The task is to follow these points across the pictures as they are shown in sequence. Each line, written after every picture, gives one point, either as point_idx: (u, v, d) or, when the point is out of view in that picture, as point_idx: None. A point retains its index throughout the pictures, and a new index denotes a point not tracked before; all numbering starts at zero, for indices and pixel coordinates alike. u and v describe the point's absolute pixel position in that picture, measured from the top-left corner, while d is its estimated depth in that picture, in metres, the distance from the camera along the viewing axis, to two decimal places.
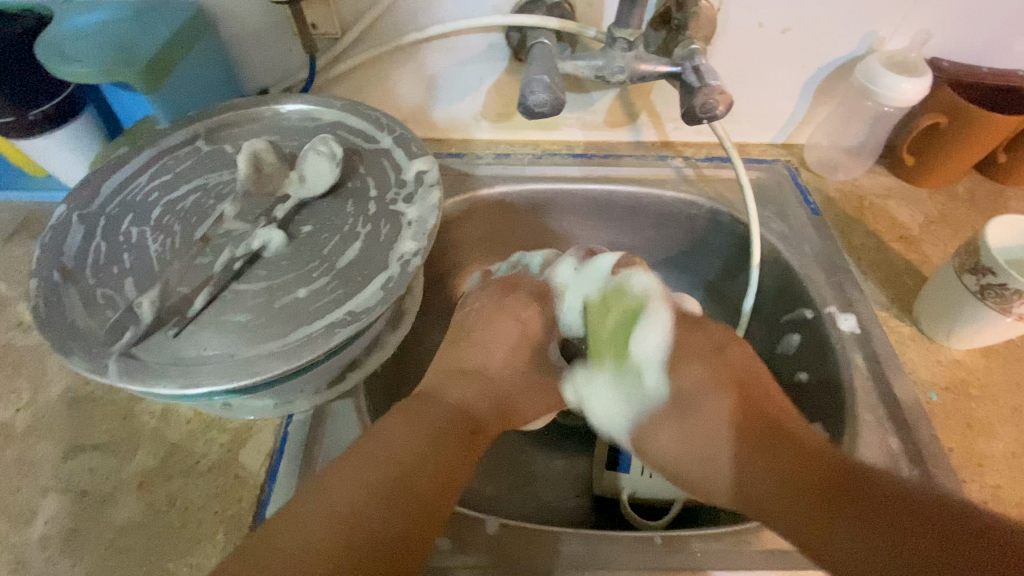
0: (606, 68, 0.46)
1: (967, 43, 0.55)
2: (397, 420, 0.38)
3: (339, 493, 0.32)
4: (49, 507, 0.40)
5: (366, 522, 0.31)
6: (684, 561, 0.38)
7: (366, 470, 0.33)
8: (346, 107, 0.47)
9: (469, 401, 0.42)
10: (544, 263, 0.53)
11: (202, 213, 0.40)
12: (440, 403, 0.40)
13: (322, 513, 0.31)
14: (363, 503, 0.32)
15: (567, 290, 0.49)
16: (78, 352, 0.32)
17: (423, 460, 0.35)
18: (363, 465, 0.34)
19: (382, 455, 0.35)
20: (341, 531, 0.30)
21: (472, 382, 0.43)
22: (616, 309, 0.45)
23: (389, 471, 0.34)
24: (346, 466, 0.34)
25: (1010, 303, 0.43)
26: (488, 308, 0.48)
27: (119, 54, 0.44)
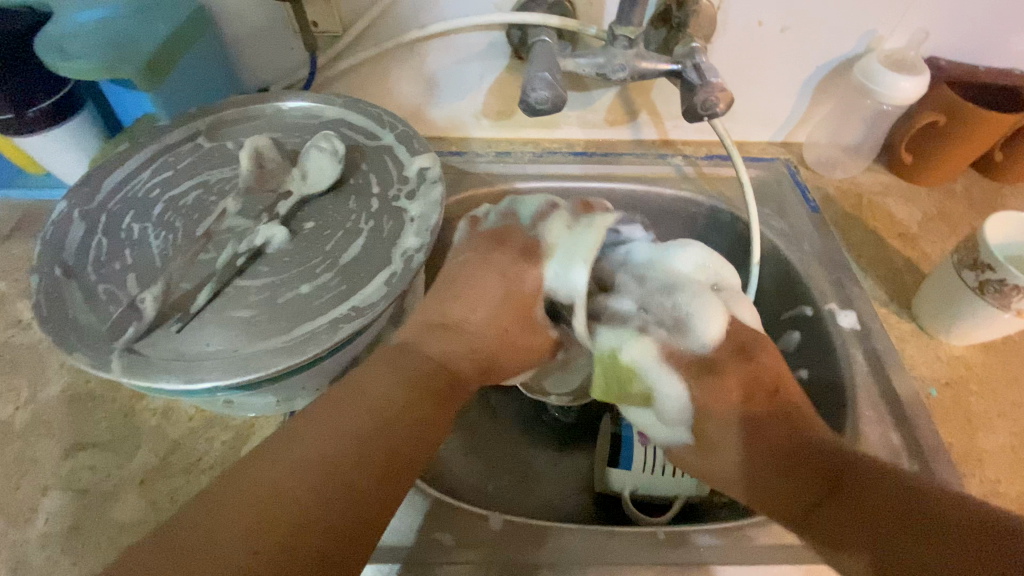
0: (607, 66, 0.46)
1: (964, 42, 0.55)
2: (376, 369, 0.36)
3: (309, 439, 0.31)
4: (49, 506, 0.40)
5: (335, 474, 0.30)
6: (687, 555, 0.38)
7: (339, 417, 0.32)
8: (348, 104, 0.47)
9: (450, 356, 0.39)
10: (537, 212, 0.45)
11: (204, 210, 0.40)
12: (417, 351, 0.39)
13: (288, 459, 0.30)
14: (334, 450, 0.31)
15: (560, 247, 0.43)
16: (80, 348, 0.32)
17: (397, 410, 0.34)
18: (334, 412, 0.33)
19: (357, 402, 0.34)
20: (314, 477, 0.29)
21: (454, 337, 0.40)
22: (629, 398, 0.42)
23: (362, 418, 0.33)
24: (316, 416, 0.32)
25: (1008, 298, 0.43)
26: (472, 263, 0.43)
27: (119, 50, 0.44)
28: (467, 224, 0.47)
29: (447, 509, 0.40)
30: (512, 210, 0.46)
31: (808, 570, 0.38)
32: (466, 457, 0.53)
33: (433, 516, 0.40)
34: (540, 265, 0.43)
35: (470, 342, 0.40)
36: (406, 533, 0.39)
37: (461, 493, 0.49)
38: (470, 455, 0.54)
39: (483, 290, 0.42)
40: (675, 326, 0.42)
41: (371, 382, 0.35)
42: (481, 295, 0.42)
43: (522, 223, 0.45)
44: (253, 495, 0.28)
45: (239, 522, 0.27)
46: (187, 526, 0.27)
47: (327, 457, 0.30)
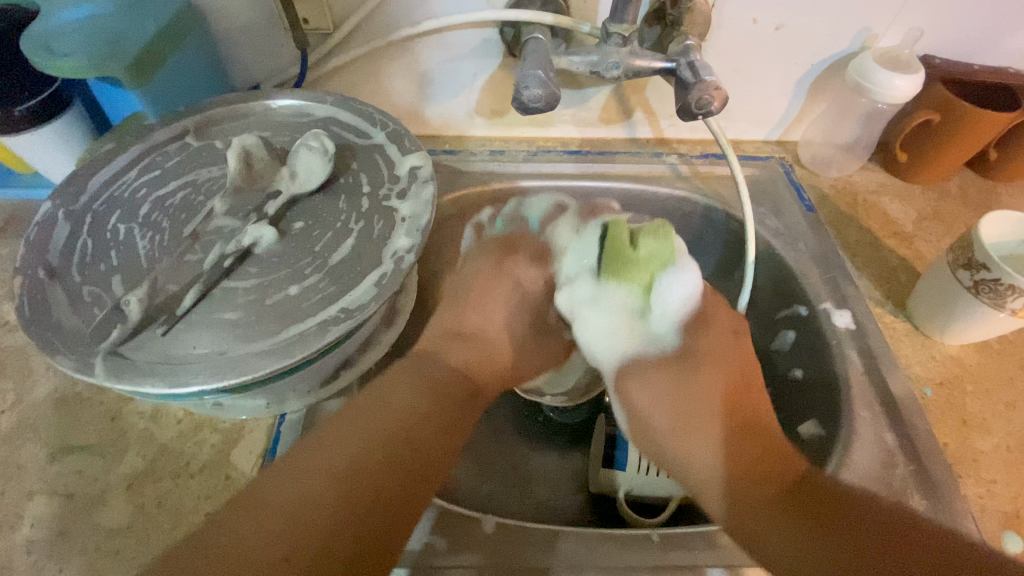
0: (601, 64, 0.45)
1: (958, 40, 0.55)
2: (397, 376, 0.38)
3: (340, 446, 0.32)
4: (35, 511, 0.39)
5: (366, 480, 0.31)
6: (682, 558, 0.38)
7: (366, 424, 0.33)
8: (338, 102, 0.46)
9: (467, 364, 0.41)
10: (543, 216, 0.50)
11: (191, 210, 0.40)
12: (437, 361, 0.40)
13: (320, 464, 0.31)
14: (363, 452, 0.32)
15: (568, 253, 0.47)
16: (64, 351, 0.31)
17: (422, 420, 0.35)
18: (362, 419, 0.34)
19: (384, 410, 0.35)
20: (345, 478, 0.30)
21: (471, 348, 0.43)
22: (635, 269, 0.42)
23: (389, 428, 0.34)
24: (346, 419, 0.34)
25: (1003, 298, 0.43)
26: (487, 269, 0.47)
27: (106, 47, 0.44)
28: (474, 231, 0.53)
29: (439, 513, 0.40)
30: (519, 211, 0.51)
31: None
32: (461, 460, 0.52)
33: (426, 519, 0.40)
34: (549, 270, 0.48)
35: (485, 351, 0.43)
36: None
37: (457, 497, 0.48)
38: (465, 458, 0.53)
39: (498, 296, 0.46)
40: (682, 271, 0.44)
41: (395, 391, 0.36)
42: (502, 296, 0.46)
43: (528, 227, 0.50)
44: (287, 499, 0.29)
45: (273, 526, 0.27)
46: (225, 526, 0.27)
47: (359, 464, 0.31)
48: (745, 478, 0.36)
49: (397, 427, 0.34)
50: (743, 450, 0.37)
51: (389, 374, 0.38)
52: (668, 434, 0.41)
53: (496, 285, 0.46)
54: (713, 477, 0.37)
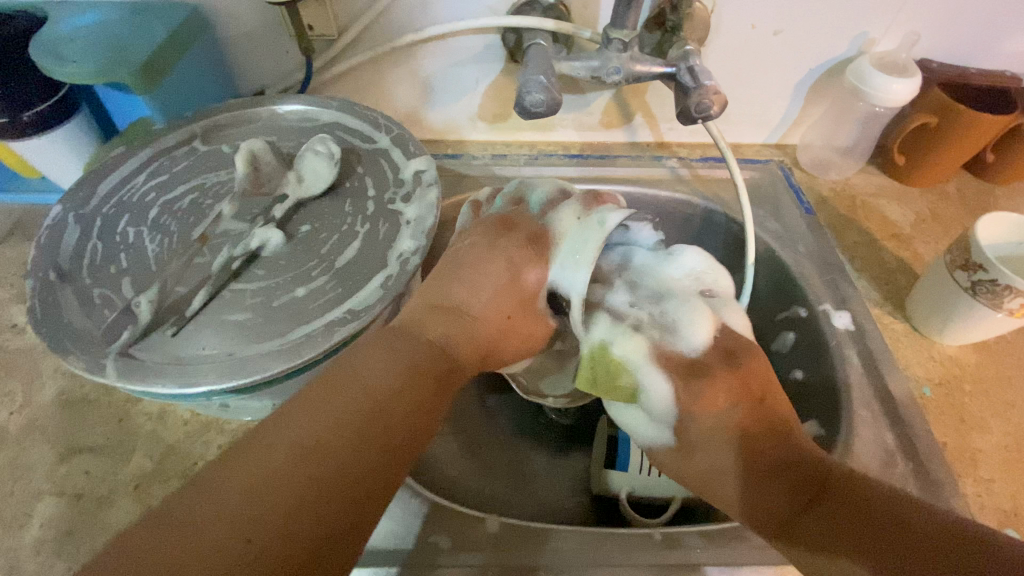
0: (602, 69, 0.46)
1: (955, 44, 0.56)
2: (370, 344, 0.34)
3: (302, 423, 0.29)
4: (44, 511, 0.40)
5: (330, 460, 0.28)
6: (684, 557, 0.38)
7: (332, 397, 0.30)
8: (343, 107, 0.47)
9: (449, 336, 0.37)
10: (546, 200, 0.44)
11: (199, 213, 0.40)
12: (418, 328, 0.36)
13: (279, 443, 0.28)
14: (327, 434, 0.29)
15: (567, 238, 0.41)
16: (75, 352, 0.32)
17: (396, 392, 0.32)
18: (329, 395, 0.30)
19: (353, 381, 0.31)
20: (305, 465, 0.27)
21: (451, 321, 0.38)
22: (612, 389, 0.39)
23: (359, 401, 0.30)
24: (311, 396, 0.30)
25: (1000, 298, 0.43)
26: (479, 247, 0.42)
27: (115, 55, 0.44)
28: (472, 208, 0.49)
29: (443, 513, 0.40)
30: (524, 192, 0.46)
31: None
32: (464, 461, 0.53)
33: (431, 519, 0.40)
34: (545, 255, 0.42)
35: (470, 319, 0.39)
36: (404, 536, 0.39)
37: (459, 497, 0.48)
38: (467, 459, 0.53)
39: (487, 278, 0.40)
40: (665, 330, 0.39)
41: (367, 360, 0.33)
42: (491, 281, 0.40)
43: (528, 210, 0.45)
44: (244, 483, 0.26)
45: (225, 513, 0.25)
46: (175, 511, 0.25)
47: (321, 443, 0.28)
48: (757, 486, 0.36)
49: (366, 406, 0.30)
50: (751, 445, 0.37)
51: (364, 339, 0.35)
52: (673, 455, 0.39)
53: (487, 266, 0.41)
54: (725, 485, 0.37)
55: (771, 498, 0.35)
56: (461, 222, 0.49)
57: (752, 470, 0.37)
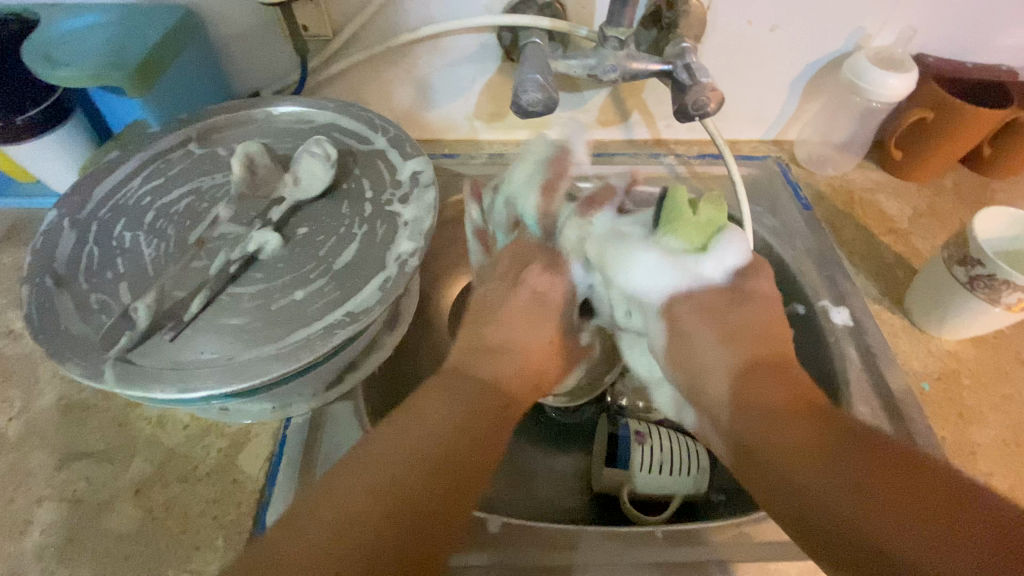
0: (598, 67, 0.46)
1: (950, 39, 0.56)
2: (432, 392, 0.38)
3: (387, 461, 0.32)
4: (45, 517, 0.40)
5: (412, 491, 0.31)
6: (686, 555, 0.39)
7: (405, 441, 0.33)
8: (339, 108, 0.47)
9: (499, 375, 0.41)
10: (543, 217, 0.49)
11: (196, 216, 0.40)
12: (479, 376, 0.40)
13: (367, 475, 0.31)
14: (404, 479, 0.31)
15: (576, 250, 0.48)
16: (73, 358, 0.32)
17: (462, 437, 0.35)
18: (401, 437, 0.34)
19: (420, 428, 0.34)
20: (387, 503, 0.30)
21: (504, 360, 0.43)
22: (689, 230, 0.40)
23: (433, 444, 0.34)
24: (385, 438, 0.34)
25: (998, 293, 0.43)
26: (499, 287, 0.47)
27: (110, 60, 0.44)
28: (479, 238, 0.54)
29: None
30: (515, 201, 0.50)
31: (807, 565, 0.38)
32: None
33: None
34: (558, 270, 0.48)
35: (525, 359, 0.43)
36: None
37: None
38: None
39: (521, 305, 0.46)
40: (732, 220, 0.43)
41: (437, 404, 0.36)
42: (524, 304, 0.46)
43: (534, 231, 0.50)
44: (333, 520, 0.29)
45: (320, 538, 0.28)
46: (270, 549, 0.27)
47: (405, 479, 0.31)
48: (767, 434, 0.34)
49: (431, 449, 0.33)
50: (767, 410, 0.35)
51: (432, 387, 0.38)
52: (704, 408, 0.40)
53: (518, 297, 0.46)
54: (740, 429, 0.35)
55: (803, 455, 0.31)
56: (477, 258, 0.55)
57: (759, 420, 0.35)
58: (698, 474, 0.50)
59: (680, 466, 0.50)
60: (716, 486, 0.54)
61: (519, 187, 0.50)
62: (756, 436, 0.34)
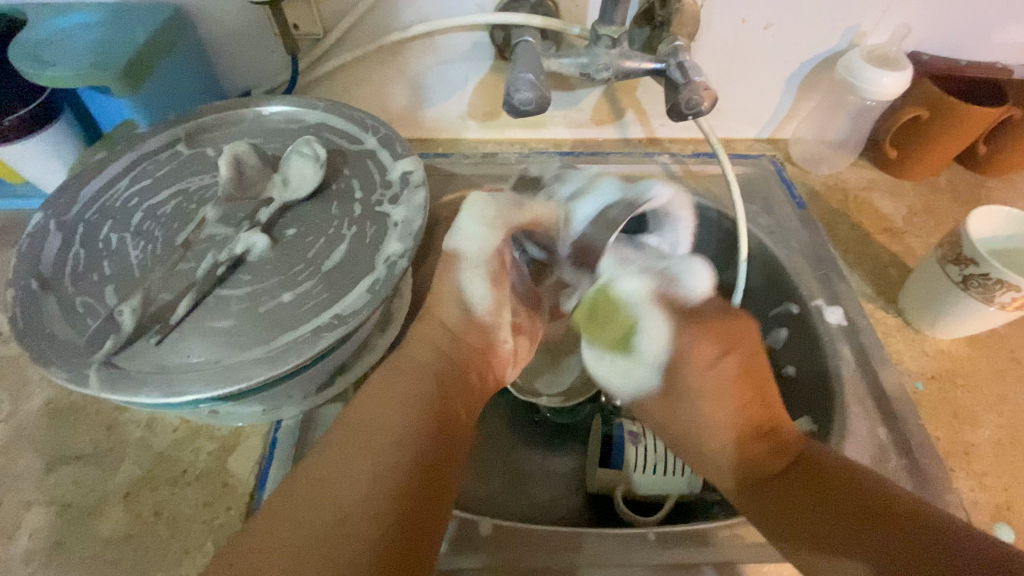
0: (590, 66, 0.46)
1: (945, 37, 0.56)
2: (365, 403, 0.35)
3: (331, 499, 0.30)
4: (33, 521, 0.39)
5: (390, 502, 0.30)
6: (680, 556, 0.38)
7: (347, 470, 0.31)
8: (329, 107, 0.46)
9: (437, 364, 0.38)
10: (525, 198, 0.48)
11: (183, 218, 0.40)
12: (423, 361, 0.37)
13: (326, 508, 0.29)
14: (352, 509, 0.29)
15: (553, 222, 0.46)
16: (57, 362, 0.31)
17: (405, 441, 0.33)
18: (341, 466, 0.31)
19: (360, 447, 0.32)
20: (341, 544, 0.28)
21: (444, 348, 0.39)
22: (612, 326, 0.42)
23: (390, 448, 0.32)
24: (320, 474, 0.31)
25: (992, 293, 0.43)
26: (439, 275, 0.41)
27: (97, 60, 0.44)
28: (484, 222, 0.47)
29: None
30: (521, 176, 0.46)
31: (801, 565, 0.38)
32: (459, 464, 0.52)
33: None
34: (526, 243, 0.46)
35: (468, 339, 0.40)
36: None
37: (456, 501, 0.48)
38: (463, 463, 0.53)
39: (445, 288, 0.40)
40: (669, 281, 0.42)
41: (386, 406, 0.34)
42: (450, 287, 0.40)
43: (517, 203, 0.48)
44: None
45: (302, 566, 0.27)
46: None
47: (375, 502, 0.30)
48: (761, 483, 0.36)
49: (379, 468, 0.31)
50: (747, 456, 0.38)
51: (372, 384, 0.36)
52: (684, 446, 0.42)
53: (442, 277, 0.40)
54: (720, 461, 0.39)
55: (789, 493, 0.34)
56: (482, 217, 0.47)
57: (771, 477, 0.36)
58: (693, 474, 0.50)
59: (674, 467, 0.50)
60: None
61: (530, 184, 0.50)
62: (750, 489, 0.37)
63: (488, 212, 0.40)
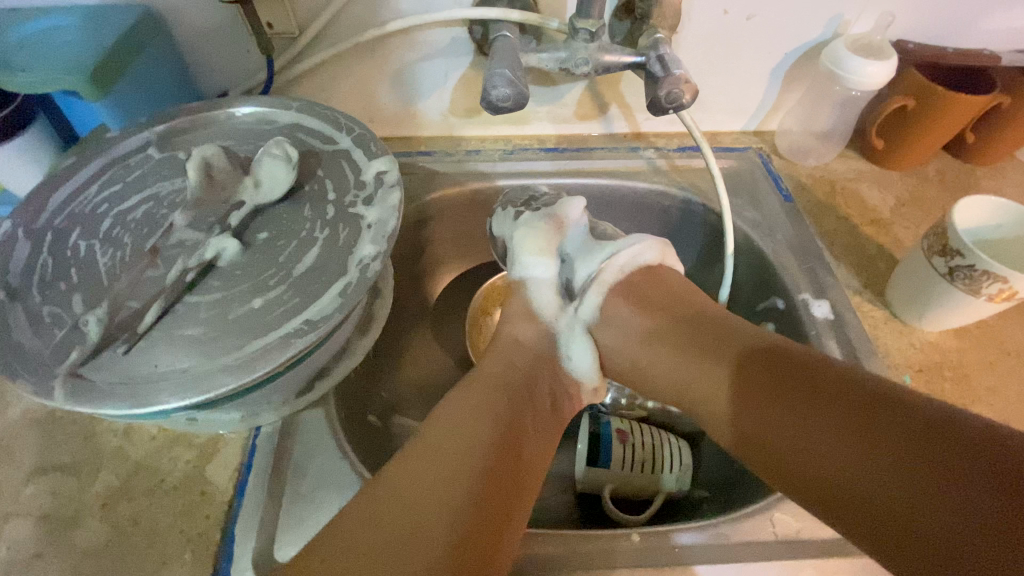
0: (570, 60, 0.45)
1: (931, 24, 0.55)
2: (453, 401, 0.40)
3: (432, 468, 0.34)
4: (8, 535, 0.38)
5: (463, 500, 0.33)
6: (666, 557, 0.38)
7: (443, 451, 0.35)
8: (303, 108, 0.46)
9: (507, 367, 0.43)
10: (540, 220, 0.50)
11: (154, 223, 0.39)
12: (491, 380, 0.42)
13: (418, 493, 0.33)
14: (450, 471, 0.34)
15: (567, 242, 0.50)
16: (23, 374, 0.31)
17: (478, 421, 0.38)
18: (441, 444, 0.36)
19: (451, 430, 0.37)
20: (450, 502, 0.33)
21: (518, 359, 0.44)
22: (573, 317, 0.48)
23: (476, 454, 0.36)
24: (420, 451, 0.36)
25: (978, 284, 0.42)
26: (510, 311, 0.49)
27: (65, 62, 0.43)
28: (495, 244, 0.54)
29: None
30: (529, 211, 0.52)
31: (785, 566, 0.38)
32: None
33: None
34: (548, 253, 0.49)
35: (536, 367, 0.44)
36: None
37: None
38: None
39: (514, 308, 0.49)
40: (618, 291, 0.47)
41: (465, 414, 0.38)
42: (521, 305, 0.48)
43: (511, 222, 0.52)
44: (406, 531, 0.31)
45: (420, 515, 0.32)
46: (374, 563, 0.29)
47: (456, 498, 0.33)
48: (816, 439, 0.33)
49: (464, 443, 0.36)
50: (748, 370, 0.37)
51: (445, 406, 0.39)
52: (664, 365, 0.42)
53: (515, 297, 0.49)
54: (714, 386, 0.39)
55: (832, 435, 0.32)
56: (501, 228, 0.53)
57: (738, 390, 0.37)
58: (680, 471, 0.50)
59: (661, 463, 0.50)
60: (702, 482, 0.54)
61: (528, 219, 0.50)
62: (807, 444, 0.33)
63: (535, 242, 0.49)
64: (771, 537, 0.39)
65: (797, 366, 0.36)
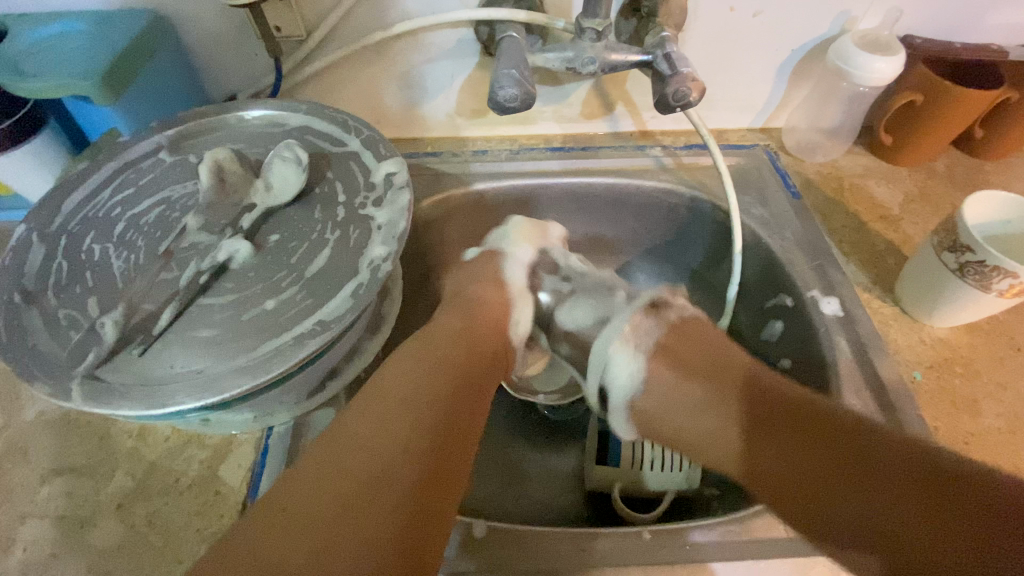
0: (576, 60, 0.44)
1: (939, 19, 0.55)
2: (413, 352, 0.41)
3: (395, 412, 0.35)
4: (27, 535, 0.39)
5: (418, 446, 0.34)
6: (678, 554, 0.38)
7: (406, 393, 0.37)
8: (312, 110, 0.46)
9: (460, 323, 0.45)
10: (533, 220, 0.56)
11: (166, 226, 0.39)
12: (450, 334, 0.43)
13: (379, 436, 0.34)
14: (412, 419, 0.35)
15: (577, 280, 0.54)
16: (40, 377, 0.31)
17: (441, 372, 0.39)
18: (404, 388, 0.37)
19: (417, 379, 0.38)
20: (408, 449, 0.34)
21: (467, 317, 0.46)
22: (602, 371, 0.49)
23: (437, 405, 0.37)
24: (384, 391, 0.37)
25: (989, 279, 0.42)
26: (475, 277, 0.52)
27: (77, 67, 0.43)
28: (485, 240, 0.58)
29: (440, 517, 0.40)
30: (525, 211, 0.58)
31: (798, 564, 0.38)
32: None
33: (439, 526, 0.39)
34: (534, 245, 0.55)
35: (484, 323, 0.46)
36: None
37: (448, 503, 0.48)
38: None
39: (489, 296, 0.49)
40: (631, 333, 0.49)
41: (425, 365, 0.39)
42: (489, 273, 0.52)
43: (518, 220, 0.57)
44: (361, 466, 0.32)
45: (376, 454, 0.33)
46: (319, 497, 0.30)
47: (411, 442, 0.34)
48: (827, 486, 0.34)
49: (423, 390, 0.37)
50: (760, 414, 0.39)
51: (403, 355, 0.40)
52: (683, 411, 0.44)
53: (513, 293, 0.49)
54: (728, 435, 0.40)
55: (840, 480, 0.33)
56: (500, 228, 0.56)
57: (751, 452, 0.38)
58: (690, 469, 0.50)
59: (670, 461, 0.50)
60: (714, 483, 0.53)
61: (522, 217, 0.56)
62: (821, 491, 0.34)
63: (518, 232, 0.55)
64: (783, 534, 0.39)
65: (805, 417, 0.37)
